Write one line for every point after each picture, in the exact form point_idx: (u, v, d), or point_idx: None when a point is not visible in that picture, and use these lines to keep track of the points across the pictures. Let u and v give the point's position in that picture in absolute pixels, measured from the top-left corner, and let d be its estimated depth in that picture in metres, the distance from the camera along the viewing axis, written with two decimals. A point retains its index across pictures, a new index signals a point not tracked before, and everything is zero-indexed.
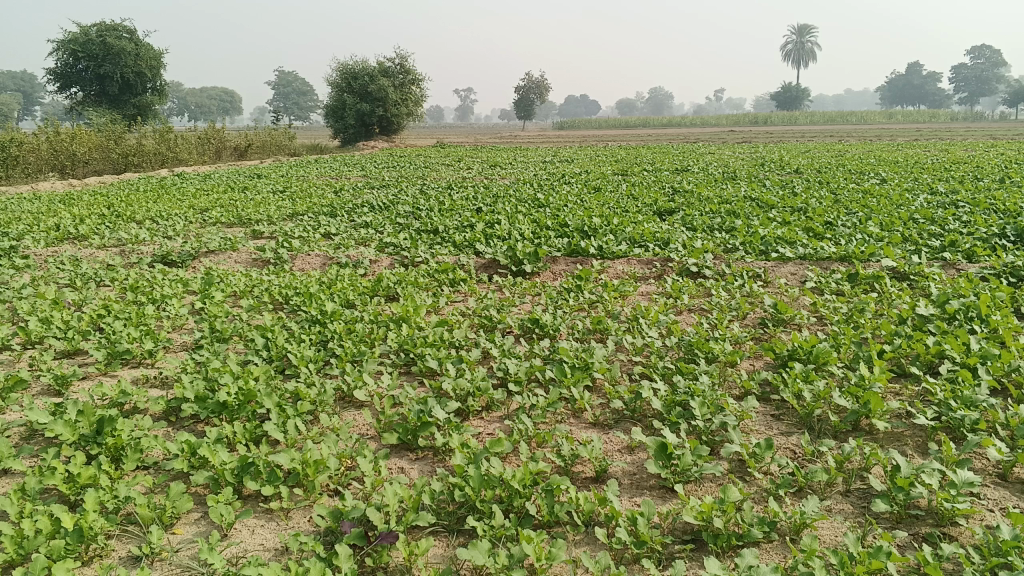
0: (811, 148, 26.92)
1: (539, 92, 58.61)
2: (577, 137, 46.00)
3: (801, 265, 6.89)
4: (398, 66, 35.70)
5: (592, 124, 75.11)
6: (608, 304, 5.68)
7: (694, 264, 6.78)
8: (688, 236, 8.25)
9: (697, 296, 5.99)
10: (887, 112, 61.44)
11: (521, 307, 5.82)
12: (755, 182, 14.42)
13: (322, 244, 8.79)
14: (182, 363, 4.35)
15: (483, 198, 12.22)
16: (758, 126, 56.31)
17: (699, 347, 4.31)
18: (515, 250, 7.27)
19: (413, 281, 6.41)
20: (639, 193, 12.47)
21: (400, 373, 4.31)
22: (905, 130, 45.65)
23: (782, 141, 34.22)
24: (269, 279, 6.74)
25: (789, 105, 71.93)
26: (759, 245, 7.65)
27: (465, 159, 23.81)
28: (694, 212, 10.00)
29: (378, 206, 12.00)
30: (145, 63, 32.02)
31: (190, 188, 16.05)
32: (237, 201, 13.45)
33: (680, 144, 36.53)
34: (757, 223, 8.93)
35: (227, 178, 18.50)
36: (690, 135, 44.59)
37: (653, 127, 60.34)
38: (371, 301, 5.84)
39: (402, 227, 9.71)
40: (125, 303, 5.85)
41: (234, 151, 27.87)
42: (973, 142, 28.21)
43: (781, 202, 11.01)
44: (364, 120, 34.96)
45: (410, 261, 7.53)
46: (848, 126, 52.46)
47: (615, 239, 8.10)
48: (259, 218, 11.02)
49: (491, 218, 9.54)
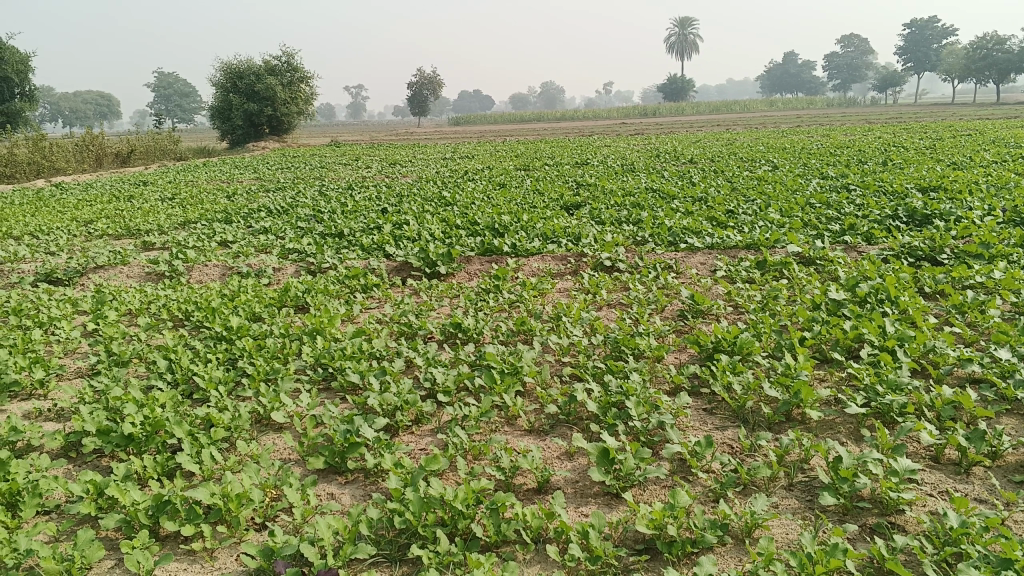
0: (702, 138, 27.68)
1: (432, 88, 58.18)
2: (473, 132, 45.92)
3: (711, 254, 7.00)
4: (286, 65, 34.71)
5: (487, 119, 75.20)
6: (528, 304, 5.60)
7: (608, 258, 6.78)
8: (598, 229, 8.26)
9: (616, 291, 5.98)
10: (769, 100, 63.94)
11: (439, 311, 5.67)
12: (654, 172, 14.66)
13: (220, 253, 8.37)
14: (78, 392, 3.99)
15: (386, 198, 11.96)
16: (649, 117, 57.61)
17: (625, 344, 4.28)
18: (427, 251, 7.10)
19: (323, 289, 6.15)
20: (543, 188, 12.46)
21: (319, 389, 4.09)
22: (787, 117, 47.63)
23: (674, 131, 35.09)
24: (167, 294, 6.34)
25: (677, 96, 73.90)
26: (668, 236, 7.73)
27: (362, 159, 23.35)
28: (600, 205, 10.05)
29: (276, 210, 11.56)
30: (12, 67, 30.06)
31: (69, 198, 15.10)
32: (123, 210, 12.72)
33: (576, 136, 36.95)
34: (663, 214, 9.04)
35: (111, 187, 17.52)
36: (585, 127, 45.16)
37: (548, 120, 60.89)
38: (281, 313, 5.57)
39: (304, 232, 9.37)
40: (7, 328, 5.37)
41: (116, 157, 26.47)
42: (851, 128, 29.63)
43: (682, 191, 11.21)
44: (253, 121, 33.84)
45: (317, 267, 7.25)
46: (733, 115, 54.31)
47: (527, 236, 8.03)
48: (149, 228, 10.43)
49: (397, 219, 9.32)
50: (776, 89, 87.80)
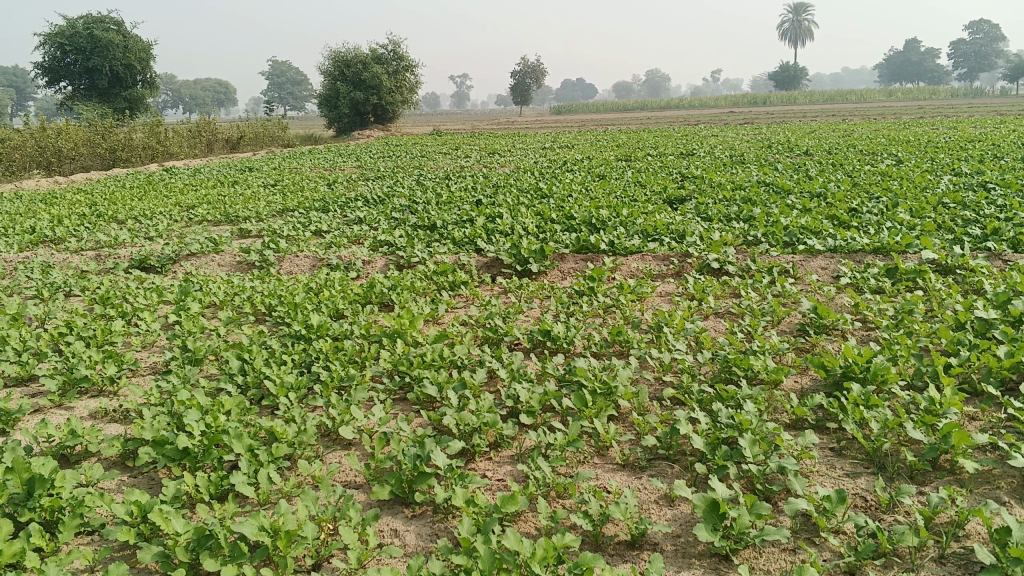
0: (818, 129, 26.30)
1: (535, 77, 57.80)
2: (575, 122, 45.36)
3: (832, 258, 6.35)
4: (392, 53, 34.97)
5: (590, 108, 74.31)
6: (626, 309, 5.14)
7: (715, 259, 6.24)
8: (705, 227, 7.69)
9: (723, 298, 5.45)
10: (888, 90, 60.71)
11: (529, 314, 5.29)
12: (765, 165, 13.85)
13: (312, 243, 8.23)
14: (145, 393, 3.79)
15: (483, 188, 11.65)
16: (757, 108, 55.63)
17: (736, 365, 3.78)
18: (520, 246, 6.72)
19: (409, 285, 5.86)
20: (645, 180, 11.90)
21: (395, 401, 3.77)
22: (907, 109, 44.96)
23: (785, 122, 33.57)
24: (253, 285, 6.19)
25: (788, 85, 71.16)
26: (783, 237, 7.10)
27: (463, 148, 23.23)
28: (706, 200, 9.45)
29: (372, 199, 11.43)
30: (135, 54, 31.42)
31: (178, 184, 15.48)
32: (227, 197, 12.88)
33: (681, 126, 35.84)
34: (776, 211, 8.37)
35: (219, 172, 17.92)
36: (690, 118, 43.91)
37: (653, 110, 59.61)
38: (364, 310, 5.29)
39: (397, 223, 9.15)
40: (92, 318, 5.29)
41: (227, 144, 27.25)
42: (981, 120, 27.56)
43: (797, 186, 10.44)
44: (359, 109, 34.31)
45: (406, 261, 6.98)
46: (849, 106, 51.67)
47: (626, 232, 7.54)
48: (247, 215, 10.45)
49: (492, 211, 8.98)
50: (896, 78, 83.38)
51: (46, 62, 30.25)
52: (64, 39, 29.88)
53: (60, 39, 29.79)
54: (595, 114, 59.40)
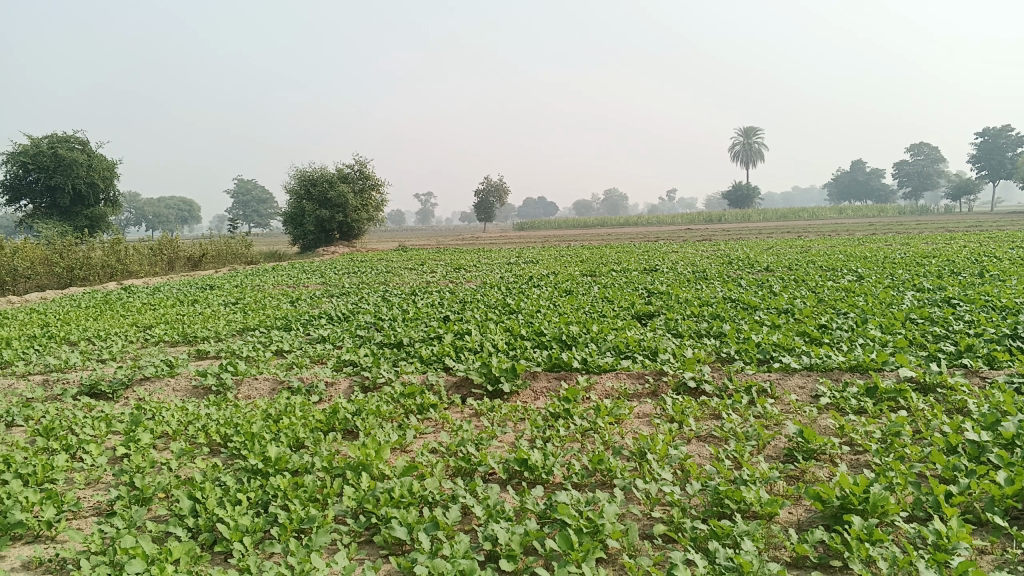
0: (774, 245, 26.98)
1: (498, 195, 59.04)
2: (538, 238, 46.06)
3: (809, 376, 6.24)
4: (358, 172, 35.52)
5: (552, 222, 75.88)
6: (604, 433, 4.92)
7: (691, 378, 6.09)
8: (677, 344, 7.59)
9: (703, 420, 5.27)
10: (837, 206, 63.02)
11: (503, 438, 5.03)
12: (729, 280, 13.99)
13: (273, 364, 7.94)
14: (85, 539, 3.44)
15: (449, 305, 11.51)
16: (714, 224, 57.21)
17: (727, 498, 3.58)
18: (490, 365, 6.52)
19: (375, 408, 5.58)
20: (613, 296, 11.88)
21: (362, 544, 3.46)
22: (858, 224, 46.56)
23: (742, 238, 34.40)
24: (209, 412, 5.86)
25: (741, 202, 73.58)
26: (756, 354, 7.01)
27: (427, 263, 23.26)
28: (675, 315, 9.40)
29: (336, 317, 11.21)
30: (99, 173, 31.43)
31: (135, 302, 15.12)
32: (185, 315, 12.56)
33: (642, 241, 36.52)
34: (747, 327, 8.33)
35: (179, 290, 17.62)
36: (651, 234, 44.85)
37: (614, 226, 60.99)
38: (328, 438, 5.00)
39: (362, 341, 8.92)
40: (32, 452, 4.91)
41: (188, 261, 27.02)
42: (930, 236, 28.52)
43: (763, 302, 10.48)
44: (323, 226, 34.49)
45: (372, 382, 6.73)
46: (802, 222, 53.37)
47: (598, 349, 7.40)
48: (206, 335, 10.14)
49: (460, 328, 8.81)
50: (844, 195, 86.88)
51: (7, 181, 30.06)
52: (27, 159, 29.76)
53: (22, 158, 29.67)
54: (557, 230, 60.51)
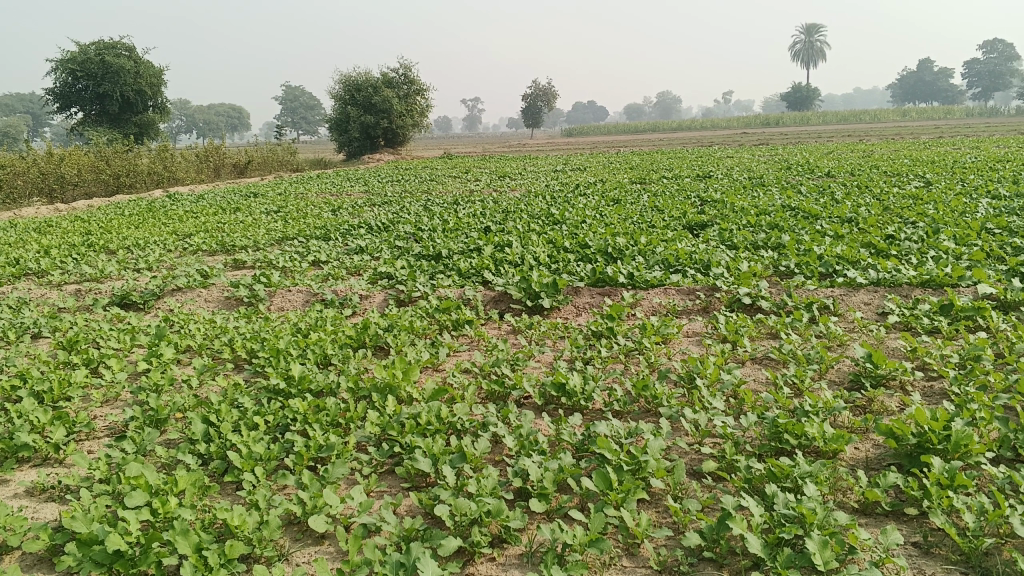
0: (834, 149, 25.76)
1: (546, 101, 57.58)
2: (586, 144, 44.98)
3: (877, 292, 5.75)
4: (402, 77, 34.71)
5: (602, 129, 74.11)
6: (650, 354, 4.55)
7: (747, 294, 5.65)
8: (732, 257, 7.10)
9: (759, 341, 4.86)
10: (902, 108, 60.07)
11: (540, 359, 4.70)
12: (787, 187, 13.25)
13: (308, 276, 7.68)
14: (91, 465, 3.24)
15: (492, 215, 11.09)
16: (770, 128, 55.15)
17: (787, 433, 3.21)
18: (529, 279, 6.15)
19: (407, 324, 5.28)
20: (663, 204, 11.33)
21: (383, 474, 3.20)
22: (921, 128, 44.42)
23: (799, 142, 33.02)
24: (236, 326, 5.63)
25: (799, 106, 70.71)
26: (818, 268, 6.50)
27: (472, 171, 22.73)
28: (730, 225, 8.86)
29: (376, 226, 10.90)
30: (146, 80, 31.17)
31: (179, 210, 15.00)
32: (226, 224, 12.36)
33: (694, 146, 35.32)
34: (808, 238, 7.78)
35: (223, 198, 17.46)
36: (703, 139, 43.42)
37: (665, 131, 59.23)
38: (356, 356, 4.73)
39: (400, 252, 8.61)
40: (53, 368, 4.74)
41: (234, 168, 26.90)
42: (1001, 139, 26.93)
43: (825, 211, 9.84)
44: (368, 133, 34.00)
45: (407, 297, 6.42)
46: (865, 125, 51.07)
47: (646, 262, 6.96)
48: (244, 244, 9.94)
49: (500, 239, 8.43)
50: (909, 98, 82.87)
51: (56, 89, 30.05)
52: (74, 66, 29.61)
53: (70, 65, 29.53)
54: (606, 137, 58.95)
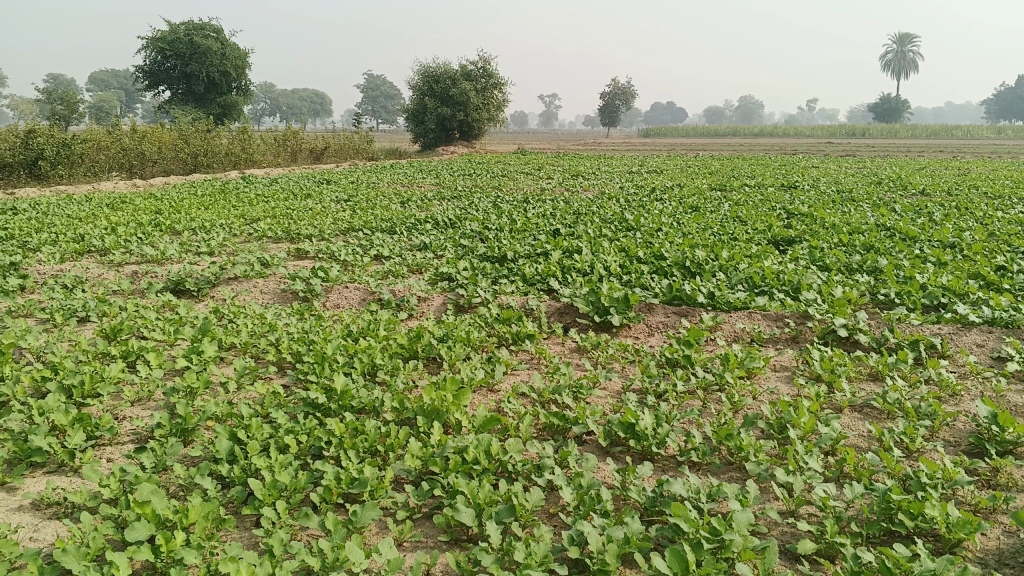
0: (926, 165, 24.49)
1: (626, 99, 56.68)
2: (663, 146, 44.04)
3: (992, 332, 5.09)
4: (481, 70, 34.45)
5: (680, 131, 72.74)
6: (732, 392, 4.04)
7: (842, 325, 5.08)
8: (823, 280, 6.50)
9: (858, 384, 4.30)
10: (1000, 127, 57.24)
11: (607, 386, 4.24)
12: (880, 204, 12.44)
13: (367, 271, 7.35)
14: (101, 480, 2.92)
15: (563, 216, 10.62)
16: (856, 139, 53.12)
17: (902, 513, 2.68)
18: (599, 291, 5.68)
19: (463, 334, 4.86)
20: (745, 215, 10.69)
21: (422, 522, 2.79)
22: (1020, 148, 42.13)
23: (888, 154, 31.49)
24: (286, 322, 5.31)
25: (888, 118, 68.13)
26: (921, 299, 5.87)
27: (546, 168, 22.29)
28: (820, 244, 8.22)
29: (442, 222, 10.55)
30: (231, 62, 31.60)
31: (249, 193, 14.93)
32: (294, 210, 12.20)
33: (775, 154, 34.14)
34: (908, 264, 7.10)
35: (295, 183, 17.40)
36: (786, 147, 42.04)
37: (747, 137, 57.71)
38: (407, 367, 4.34)
39: (465, 251, 8.22)
40: (89, 358, 4.48)
41: (310, 153, 27.05)
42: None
43: (924, 233, 9.11)
44: (444, 125, 33.85)
45: (468, 301, 6.02)
46: (959, 141, 48.76)
47: (728, 281, 6.41)
48: (308, 233, 9.69)
49: (571, 244, 7.96)
50: (1008, 116, 79.11)
51: (146, 67, 30.72)
52: (164, 46, 30.22)
53: (160, 45, 30.14)
54: (684, 139, 57.72)
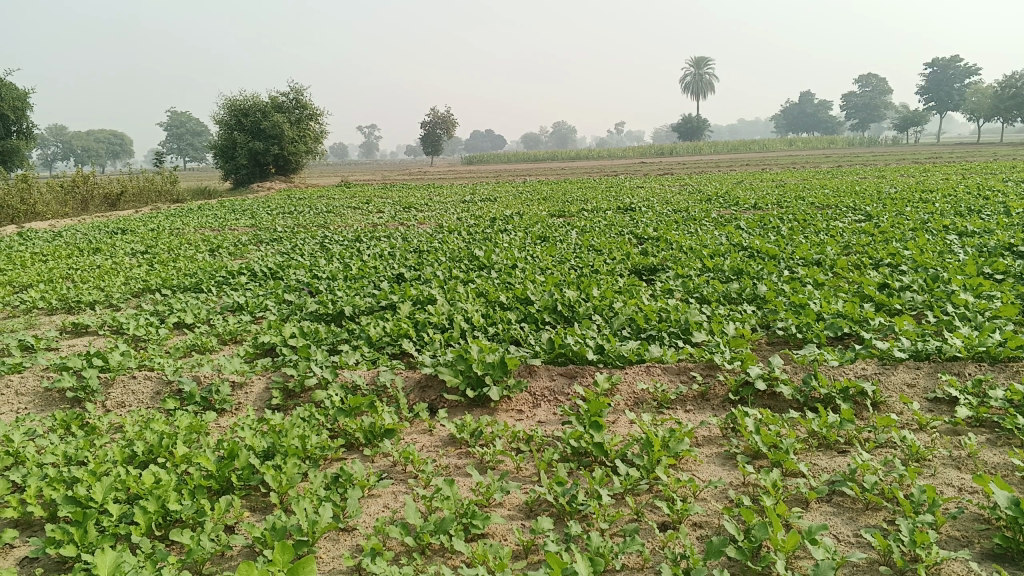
0: (744, 179, 25.31)
1: (445, 127, 56.23)
2: (488, 173, 43.63)
3: (919, 367, 4.45)
4: (294, 101, 32.60)
5: (500, 156, 73.46)
6: (669, 496, 3.07)
7: (760, 376, 4.26)
8: (710, 316, 5.76)
9: (810, 461, 3.45)
10: (790, 141, 61.81)
11: (503, 503, 3.15)
12: (724, 221, 12.21)
13: (166, 349, 5.86)
14: None
15: (402, 257, 9.47)
16: (667, 157, 55.46)
17: None
18: (466, 356, 4.58)
19: (300, 443, 3.61)
20: (598, 242, 9.99)
21: None
22: (813, 157, 45.22)
23: (700, 172, 32.60)
24: (42, 444, 3.81)
25: (692, 135, 71.83)
26: (824, 331, 5.22)
27: (372, 202, 21.02)
28: (687, 271, 7.57)
29: (262, 272, 9.08)
30: (7, 104, 27.96)
31: (25, 252, 12.66)
32: (78, 270, 10.24)
33: (598, 174, 34.58)
34: (788, 289, 6.52)
35: (84, 236, 15.13)
36: (606, 167, 42.75)
37: (567, 160, 58.93)
38: (219, 511, 3.03)
39: (291, 310, 6.89)
40: None
41: (104, 200, 24.22)
42: (900, 169, 26.99)
43: (782, 249, 8.73)
44: (258, 161, 31.71)
45: (301, 383, 4.74)
46: (759, 154, 51.86)
47: (608, 326, 5.52)
48: (93, 300, 7.94)
49: (418, 291, 6.84)
50: (795, 129, 86.09)
51: None
52: None
53: None
54: (506, 165, 57.85)
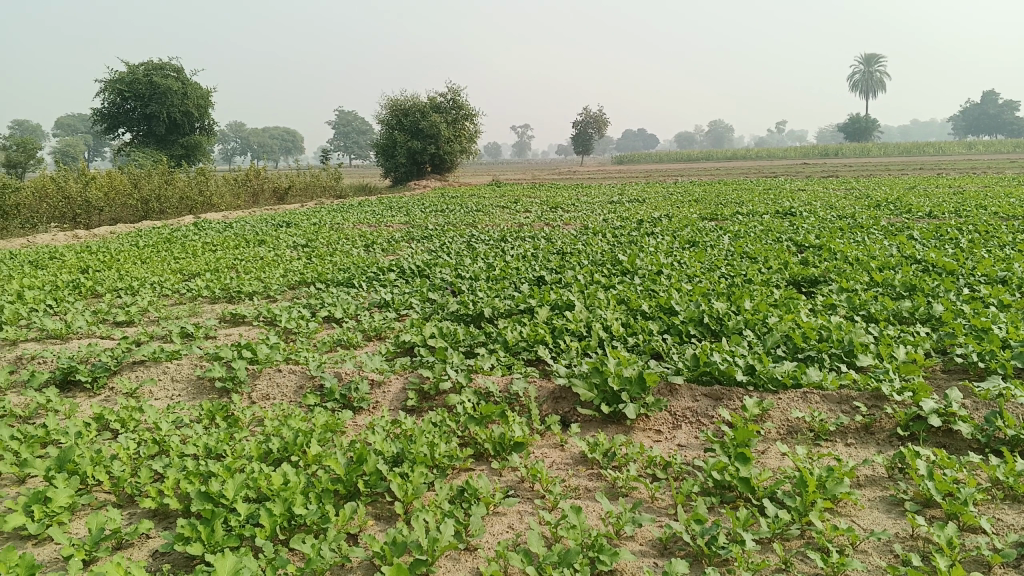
0: (917, 184, 23.51)
1: (598, 127, 55.89)
2: (639, 174, 42.98)
3: None
4: (451, 101, 33.31)
5: (653, 156, 72.31)
6: (824, 546, 2.73)
7: (935, 410, 3.78)
8: (876, 337, 5.25)
9: (994, 515, 3.00)
10: (971, 144, 57.15)
11: (636, 537, 2.91)
12: (894, 231, 11.30)
13: (312, 342, 5.98)
14: None
15: (546, 258, 9.35)
16: (830, 159, 52.65)
17: None
18: (603, 369, 4.36)
19: (428, 451, 3.51)
20: (753, 250, 9.47)
21: None
22: (997, 162, 41.57)
23: (867, 176, 30.67)
24: (187, 433, 3.91)
25: (858, 136, 67.88)
26: (1013, 361, 4.61)
27: (522, 201, 21.11)
28: (852, 285, 6.98)
29: (409, 270, 9.21)
30: (194, 102, 30.15)
31: (199, 242, 13.52)
32: (242, 261, 10.79)
33: (755, 177, 33.25)
34: (969, 310, 5.85)
35: (252, 227, 16.00)
36: (764, 170, 41.04)
37: (722, 161, 57.14)
38: (342, 519, 2.96)
39: (434, 309, 6.90)
40: None
41: (273, 193, 25.62)
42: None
43: (961, 265, 7.93)
44: (415, 158, 32.65)
45: (436, 387, 4.67)
46: (933, 159, 48.27)
47: (760, 343, 5.13)
48: (252, 290, 8.29)
49: (560, 295, 6.67)
50: (977, 131, 79.61)
51: (105, 109, 29.28)
52: (123, 87, 28.79)
53: (119, 86, 28.72)
54: (659, 166, 56.81)
